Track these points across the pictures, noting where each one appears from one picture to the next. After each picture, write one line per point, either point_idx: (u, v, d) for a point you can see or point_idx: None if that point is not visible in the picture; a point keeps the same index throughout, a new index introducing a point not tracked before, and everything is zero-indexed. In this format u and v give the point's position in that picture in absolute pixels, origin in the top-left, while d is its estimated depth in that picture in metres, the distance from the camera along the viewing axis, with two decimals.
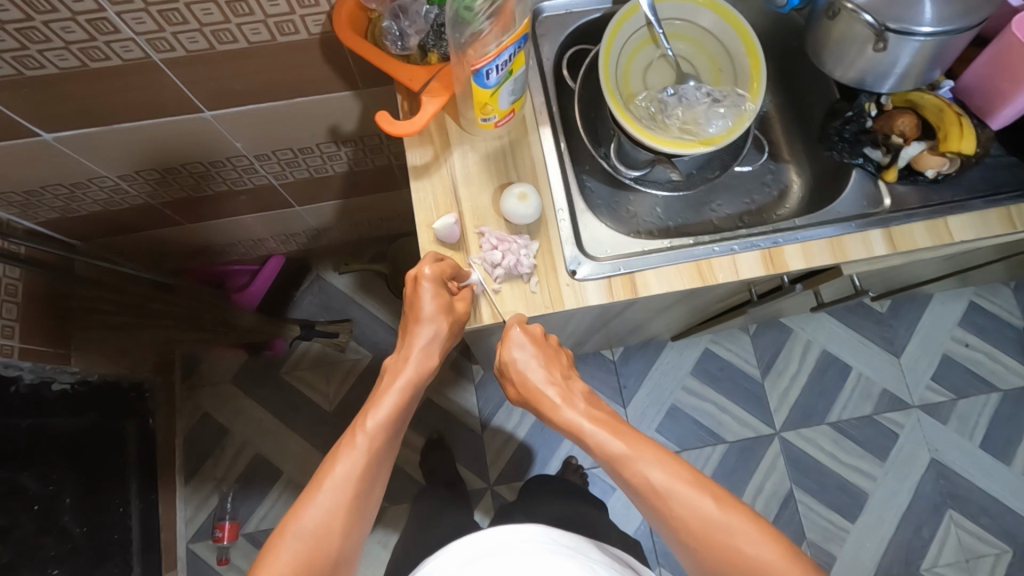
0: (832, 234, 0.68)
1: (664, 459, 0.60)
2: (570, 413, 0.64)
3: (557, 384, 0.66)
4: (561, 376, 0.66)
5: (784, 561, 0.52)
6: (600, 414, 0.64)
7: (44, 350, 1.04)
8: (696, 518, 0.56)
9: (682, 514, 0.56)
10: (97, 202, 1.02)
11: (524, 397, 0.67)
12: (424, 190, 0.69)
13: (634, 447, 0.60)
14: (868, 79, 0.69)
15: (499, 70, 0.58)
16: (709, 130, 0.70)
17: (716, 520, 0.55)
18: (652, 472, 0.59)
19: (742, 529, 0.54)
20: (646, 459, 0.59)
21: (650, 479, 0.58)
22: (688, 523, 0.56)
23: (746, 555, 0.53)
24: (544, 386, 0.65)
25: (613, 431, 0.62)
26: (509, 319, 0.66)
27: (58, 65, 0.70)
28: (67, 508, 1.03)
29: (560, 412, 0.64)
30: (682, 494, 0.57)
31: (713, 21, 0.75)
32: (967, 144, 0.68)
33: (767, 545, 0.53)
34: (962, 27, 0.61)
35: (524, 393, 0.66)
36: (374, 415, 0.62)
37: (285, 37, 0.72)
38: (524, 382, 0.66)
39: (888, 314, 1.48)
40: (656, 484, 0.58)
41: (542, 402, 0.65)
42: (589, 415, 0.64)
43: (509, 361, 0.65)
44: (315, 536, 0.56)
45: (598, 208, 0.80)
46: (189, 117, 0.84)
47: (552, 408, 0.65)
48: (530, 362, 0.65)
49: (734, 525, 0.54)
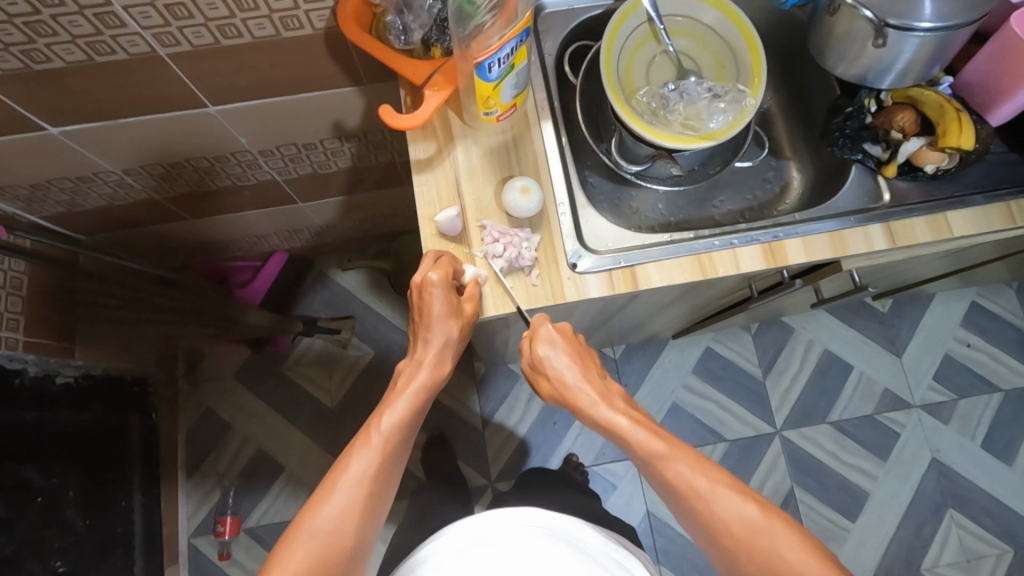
0: (832, 229, 0.68)
1: (704, 463, 0.61)
2: (610, 412, 0.65)
3: (592, 381, 0.67)
4: (595, 375, 0.68)
5: (822, 570, 0.55)
6: (637, 415, 0.66)
7: (49, 345, 1.05)
8: (738, 522, 0.57)
9: (724, 517, 0.58)
10: (103, 197, 1.03)
11: (557, 394, 0.67)
12: (427, 183, 0.69)
13: (675, 448, 0.62)
14: (870, 75, 0.69)
15: (501, 64, 0.59)
16: (711, 125, 0.70)
17: (760, 525, 0.57)
18: (693, 475, 0.60)
19: (784, 536, 0.56)
20: (686, 461, 0.61)
21: (693, 482, 0.60)
22: (729, 526, 0.57)
23: (785, 560, 0.55)
24: (580, 384, 0.66)
25: (651, 431, 0.64)
26: (535, 318, 0.67)
27: (65, 59, 0.71)
28: (70, 502, 1.04)
29: (599, 410, 0.65)
30: (725, 498, 0.59)
31: (715, 18, 0.75)
32: (966, 139, 0.68)
33: (807, 555, 0.55)
34: (962, 22, 0.61)
35: (558, 390, 0.67)
36: (388, 416, 0.62)
37: (289, 32, 0.73)
38: (559, 379, 0.66)
39: (889, 314, 1.48)
40: (698, 487, 0.60)
41: (578, 399, 0.66)
42: (627, 413, 0.65)
43: (541, 359, 0.66)
44: (330, 535, 0.56)
45: (600, 203, 0.80)
46: (194, 112, 0.85)
47: (588, 405, 0.65)
48: (561, 363, 0.66)
49: (776, 531, 0.56)
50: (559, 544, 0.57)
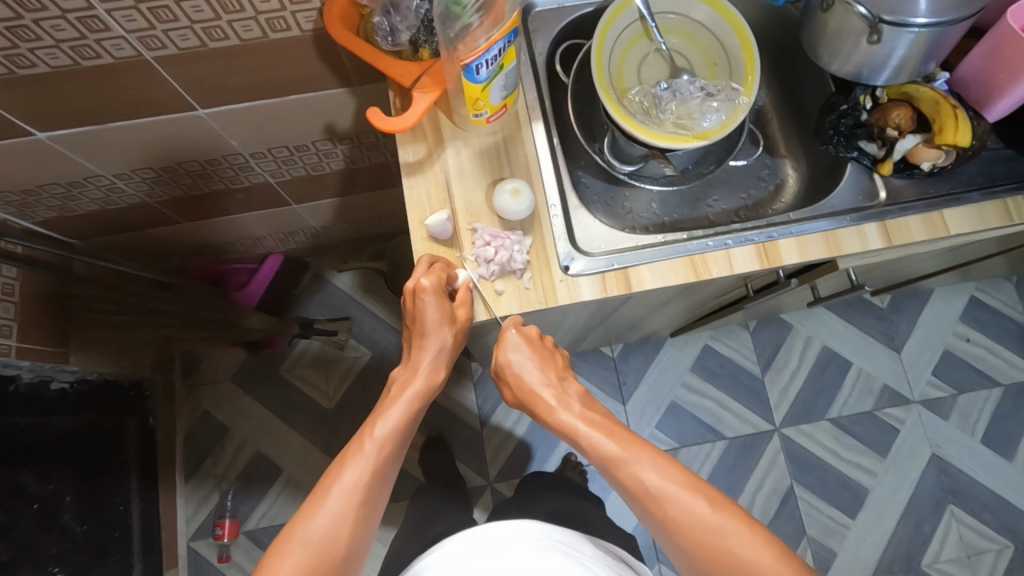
0: (827, 228, 0.68)
1: (659, 461, 0.60)
2: (565, 415, 0.65)
3: (552, 385, 0.67)
4: (556, 377, 0.67)
5: (776, 563, 0.52)
6: (595, 416, 0.65)
7: (44, 350, 1.04)
8: (689, 519, 0.56)
9: (675, 516, 0.57)
10: (95, 201, 1.02)
11: (519, 398, 0.68)
12: (417, 186, 0.69)
13: (629, 449, 0.61)
14: (864, 72, 0.68)
15: (489, 65, 0.58)
16: (704, 124, 0.70)
17: (710, 523, 0.55)
18: (646, 474, 0.59)
19: (737, 532, 0.54)
20: (640, 461, 0.60)
21: (642, 480, 0.59)
22: (681, 525, 0.56)
23: (740, 558, 0.53)
24: (540, 389, 0.66)
25: (605, 431, 0.63)
26: (505, 323, 0.66)
27: (50, 63, 0.70)
28: (67, 507, 1.04)
29: (555, 414, 0.65)
30: (677, 496, 0.57)
31: (708, 15, 0.74)
32: (962, 135, 0.67)
33: (764, 550, 0.53)
34: (957, 17, 0.60)
35: (519, 394, 0.68)
36: (382, 423, 0.62)
37: (277, 34, 0.72)
38: (519, 383, 0.67)
39: (888, 309, 1.47)
40: (649, 485, 0.59)
41: (538, 404, 0.66)
42: (584, 417, 0.65)
43: (504, 364, 0.67)
44: (322, 542, 0.55)
45: (593, 203, 0.80)
46: (184, 115, 0.84)
47: (547, 411, 0.66)
48: (526, 365, 0.66)
49: (727, 527, 0.54)
50: (558, 553, 0.56)
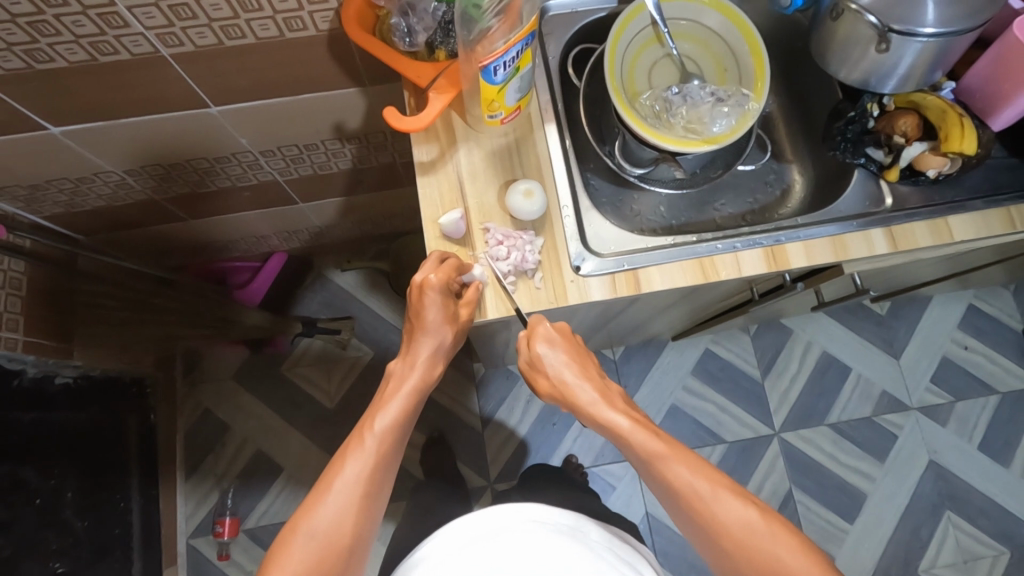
0: (834, 233, 0.68)
1: (704, 465, 0.61)
2: (609, 412, 0.65)
3: (592, 380, 0.67)
4: (595, 375, 0.68)
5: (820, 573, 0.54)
6: (636, 415, 0.65)
7: (45, 344, 1.04)
8: (737, 525, 0.57)
9: (724, 520, 0.57)
10: (102, 196, 1.02)
11: (556, 393, 0.67)
12: (430, 186, 0.69)
13: (674, 450, 0.61)
14: (871, 80, 0.70)
15: (507, 67, 0.59)
16: (714, 129, 0.71)
17: (760, 530, 0.56)
18: (694, 477, 0.60)
19: (781, 539, 0.56)
20: (686, 464, 0.61)
21: (692, 483, 0.59)
22: (727, 528, 0.57)
23: (785, 564, 0.55)
24: (579, 384, 0.66)
25: (650, 431, 0.63)
26: (532, 318, 0.67)
27: (67, 58, 0.71)
28: (68, 502, 1.04)
29: (600, 410, 0.65)
30: (726, 501, 0.58)
31: (719, 21, 0.75)
32: (968, 144, 0.68)
33: (809, 562, 0.55)
34: (965, 28, 0.61)
35: (557, 388, 0.67)
36: (382, 416, 0.63)
37: (293, 33, 0.73)
38: (559, 378, 0.66)
39: (887, 316, 1.49)
40: (697, 488, 0.59)
41: (578, 398, 0.66)
42: (627, 413, 0.65)
43: (536, 357, 0.66)
44: (328, 536, 0.56)
45: (602, 205, 0.81)
46: (196, 112, 0.85)
47: (588, 404, 0.65)
48: (552, 360, 0.66)
49: (775, 535, 0.56)
50: (563, 539, 0.57)
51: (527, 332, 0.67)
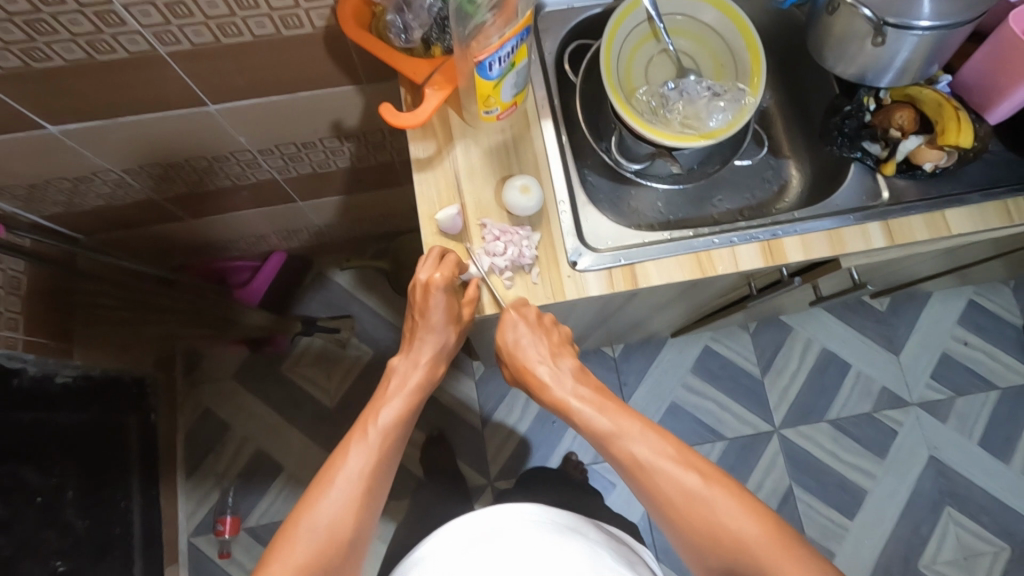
0: (831, 227, 0.69)
1: (649, 435, 0.65)
2: (558, 391, 0.69)
3: (547, 361, 0.69)
4: (552, 354, 0.70)
5: (760, 530, 0.57)
6: (586, 392, 0.69)
7: (49, 344, 1.06)
8: (678, 490, 0.61)
9: (663, 484, 0.62)
10: (101, 196, 1.03)
11: (517, 375, 0.72)
12: (427, 183, 0.69)
13: (620, 424, 0.66)
14: (868, 74, 0.70)
15: (502, 62, 0.59)
16: (711, 123, 0.70)
17: (697, 492, 0.60)
18: (637, 448, 0.64)
19: (720, 499, 0.59)
20: (631, 436, 0.65)
21: (636, 455, 0.64)
22: (670, 495, 0.61)
23: (725, 525, 0.58)
24: (535, 364, 0.69)
25: (599, 408, 0.67)
26: (508, 305, 0.66)
27: (65, 57, 0.71)
28: (69, 501, 1.04)
29: (548, 390, 0.69)
30: (666, 468, 0.62)
31: (715, 17, 0.75)
32: (964, 137, 0.68)
33: (745, 518, 0.58)
34: (961, 21, 0.61)
35: (516, 370, 0.72)
36: (385, 412, 0.64)
37: (289, 31, 0.73)
38: (516, 359, 0.69)
39: (887, 312, 1.49)
40: (641, 458, 0.63)
41: (532, 378, 0.70)
42: (576, 393, 0.69)
43: (505, 342, 0.68)
44: (331, 528, 0.56)
45: (600, 202, 0.81)
46: (194, 111, 0.85)
47: (540, 385, 0.70)
48: (529, 342, 0.68)
49: (714, 497, 0.59)
50: (560, 536, 0.57)
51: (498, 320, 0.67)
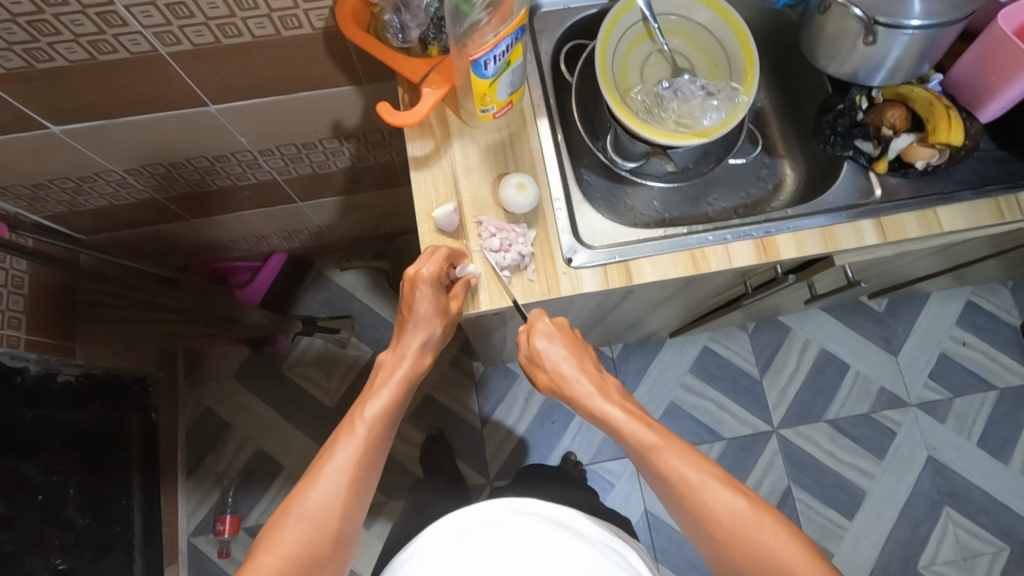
0: (824, 224, 0.69)
1: (695, 456, 0.62)
2: (604, 404, 0.66)
3: (589, 374, 0.68)
4: (592, 368, 0.69)
5: (806, 560, 0.55)
6: (631, 408, 0.67)
7: (48, 342, 1.05)
8: (726, 513, 0.58)
9: (711, 508, 0.58)
10: (103, 196, 1.04)
11: (554, 386, 0.68)
12: (424, 180, 0.70)
13: (667, 440, 0.63)
14: (860, 73, 0.70)
15: (497, 61, 0.60)
16: (704, 122, 0.71)
17: (746, 517, 0.57)
18: (684, 467, 0.61)
19: (768, 526, 0.56)
20: (677, 454, 0.62)
21: (683, 473, 0.60)
22: (718, 517, 0.58)
23: (773, 552, 0.55)
24: (576, 376, 0.67)
25: (644, 423, 0.64)
26: (532, 314, 0.68)
27: (67, 57, 0.72)
28: (70, 499, 1.05)
29: (594, 402, 0.66)
30: (714, 489, 0.59)
31: (708, 17, 0.76)
32: (955, 135, 0.68)
33: (795, 549, 0.55)
34: (950, 20, 0.62)
35: (555, 381, 0.68)
36: (372, 405, 0.63)
37: (289, 31, 0.74)
38: (557, 371, 0.67)
39: (885, 313, 1.49)
40: (688, 478, 0.60)
41: (574, 391, 0.67)
42: (622, 406, 0.66)
43: (540, 353, 0.68)
44: (317, 519, 0.57)
45: (596, 200, 0.81)
46: (195, 111, 0.86)
47: (585, 397, 0.66)
48: (557, 355, 0.68)
49: (762, 523, 0.57)
50: (552, 528, 0.58)
51: (528, 328, 0.68)
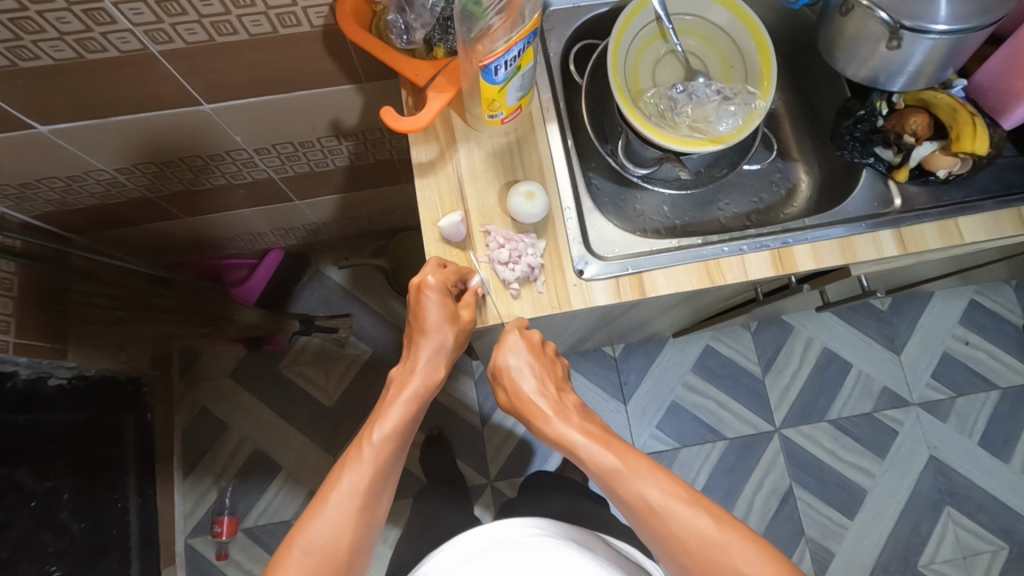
0: (843, 235, 0.67)
1: (660, 476, 0.60)
2: (562, 426, 0.63)
3: (548, 395, 0.65)
4: (554, 389, 0.66)
5: None
6: (593, 428, 0.64)
7: (39, 346, 1.01)
8: (692, 536, 0.56)
9: (676, 531, 0.56)
10: (94, 194, 1.00)
11: (514, 406, 0.66)
12: (429, 187, 0.68)
13: (628, 463, 0.60)
14: (880, 77, 0.68)
15: (508, 66, 0.57)
16: (720, 128, 0.69)
17: (713, 539, 0.55)
18: (647, 489, 0.59)
19: (739, 547, 0.54)
20: (640, 476, 0.59)
21: (645, 496, 0.58)
22: (684, 541, 0.56)
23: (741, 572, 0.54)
24: (535, 397, 0.65)
25: (605, 445, 0.62)
26: (509, 324, 0.65)
27: (54, 56, 0.69)
28: (65, 504, 1.03)
29: (552, 425, 0.64)
30: (678, 511, 0.57)
31: (725, 17, 0.74)
32: (979, 144, 0.66)
33: (768, 568, 0.53)
34: (977, 25, 0.60)
35: (514, 401, 0.66)
36: (380, 427, 0.61)
37: (286, 29, 0.71)
38: (516, 391, 0.65)
39: (888, 312, 1.48)
40: (651, 501, 0.58)
41: (533, 412, 0.65)
42: (583, 429, 0.63)
43: (503, 367, 0.65)
44: (324, 550, 0.55)
45: (604, 205, 0.79)
46: (189, 110, 0.83)
47: (543, 420, 0.64)
48: (522, 370, 0.65)
49: (731, 544, 0.55)
50: (569, 549, 0.57)
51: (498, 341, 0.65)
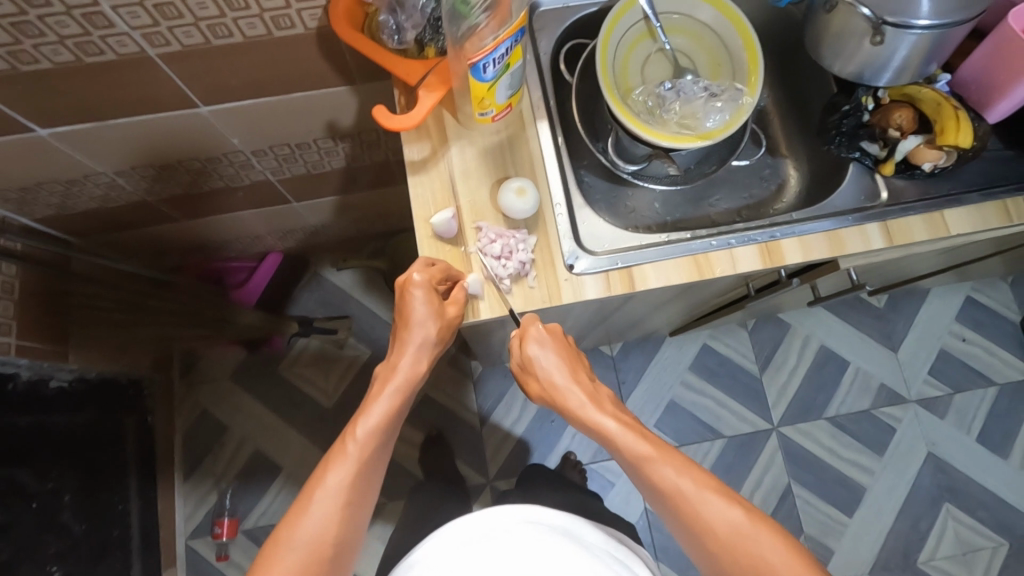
0: (830, 228, 0.68)
1: (692, 468, 0.60)
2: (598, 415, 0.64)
3: (582, 383, 0.66)
4: (584, 377, 0.67)
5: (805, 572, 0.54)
6: (625, 418, 0.65)
7: (38, 347, 1.03)
8: (724, 527, 0.56)
9: (709, 520, 0.57)
10: (94, 198, 1.02)
11: (546, 395, 0.67)
12: (421, 185, 0.69)
13: (662, 451, 0.61)
14: (866, 73, 0.69)
15: (496, 64, 0.58)
16: (707, 124, 0.70)
17: (744, 530, 0.56)
18: (681, 479, 0.59)
19: (769, 541, 0.55)
20: (674, 466, 0.60)
21: (678, 485, 0.59)
22: (715, 532, 0.57)
23: (771, 566, 0.54)
24: (569, 386, 0.65)
25: (638, 433, 0.63)
26: (526, 318, 0.66)
27: (53, 60, 0.70)
28: (66, 506, 1.03)
29: (587, 412, 0.64)
30: (711, 502, 0.58)
31: (712, 15, 0.75)
32: (963, 137, 0.68)
33: (795, 564, 0.54)
34: (958, 20, 0.61)
35: (547, 390, 0.66)
36: (364, 422, 0.61)
37: (281, 31, 0.72)
38: (548, 379, 0.66)
39: (885, 309, 1.48)
40: (683, 489, 0.59)
41: (566, 401, 0.65)
42: (617, 417, 0.64)
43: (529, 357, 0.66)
44: (311, 546, 0.56)
45: (597, 202, 0.80)
46: (187, 113, 0.84)
47: (577, 408, 0.65)
48: (550, 364, 0.66)
49: (760, 537, 0.55)
50: (559, 538, 0.57)
51: (518, 333, 0.66)
